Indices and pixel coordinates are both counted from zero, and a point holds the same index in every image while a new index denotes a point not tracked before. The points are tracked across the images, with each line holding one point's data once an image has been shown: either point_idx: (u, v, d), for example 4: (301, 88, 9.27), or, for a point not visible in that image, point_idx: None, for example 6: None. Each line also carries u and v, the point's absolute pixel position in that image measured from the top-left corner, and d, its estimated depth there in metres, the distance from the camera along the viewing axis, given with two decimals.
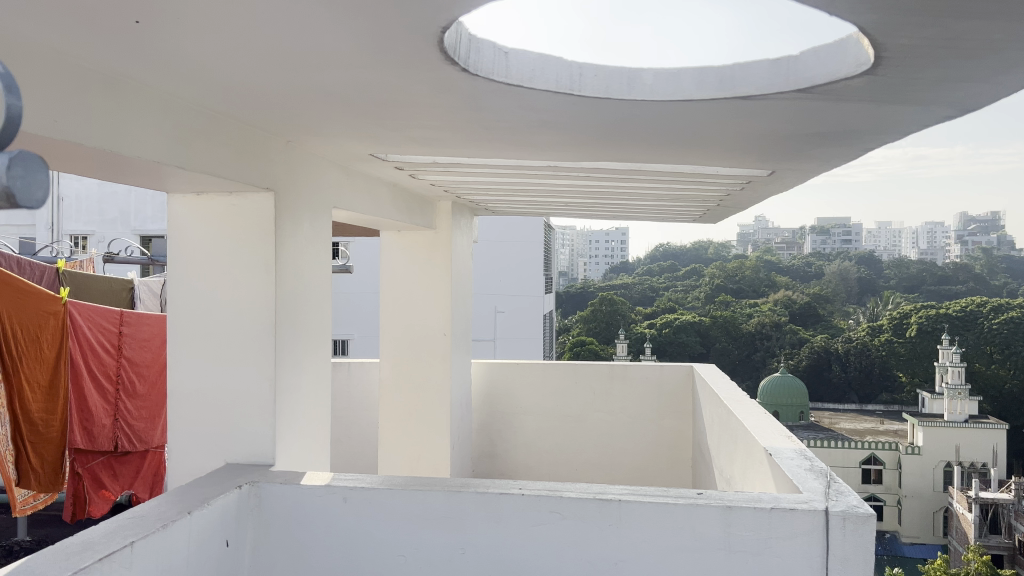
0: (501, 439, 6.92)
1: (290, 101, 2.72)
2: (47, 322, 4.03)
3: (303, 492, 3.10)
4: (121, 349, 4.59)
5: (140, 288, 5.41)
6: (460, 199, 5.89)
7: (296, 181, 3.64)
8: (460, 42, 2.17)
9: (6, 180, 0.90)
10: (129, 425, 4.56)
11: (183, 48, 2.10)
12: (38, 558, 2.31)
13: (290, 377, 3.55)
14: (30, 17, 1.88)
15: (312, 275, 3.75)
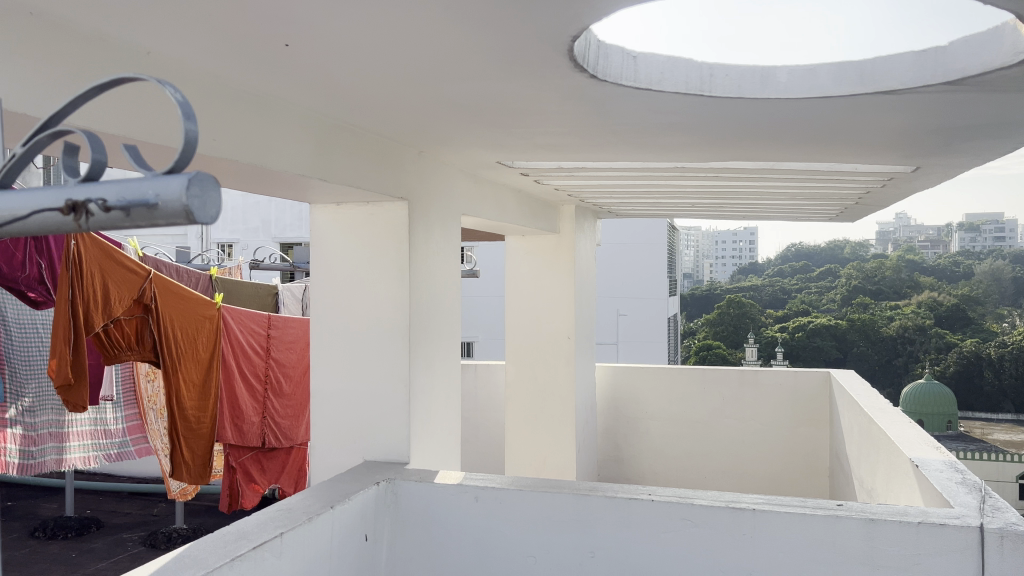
0: (628, 443, 6.87)
1: (424, 114, 2.82)
2: (203, 326, 4.31)
3: (437, 491, 3.19)
4: (269, 351, 4.88)
5: (283, 292, 5.73)
6: (585, 203, 5.89)
7: (429, 190, 3.77)
8: (589, 49, 2.19)
9: (186, 199, 0.99)
10: (276, 423, 4.84)
11: (328, 68, 2.23)
12: (199, 545, 2.48)
13: (424, 379, 3.67)
14: (194, 46, 2.05)
15: (443, 280, 3.87)
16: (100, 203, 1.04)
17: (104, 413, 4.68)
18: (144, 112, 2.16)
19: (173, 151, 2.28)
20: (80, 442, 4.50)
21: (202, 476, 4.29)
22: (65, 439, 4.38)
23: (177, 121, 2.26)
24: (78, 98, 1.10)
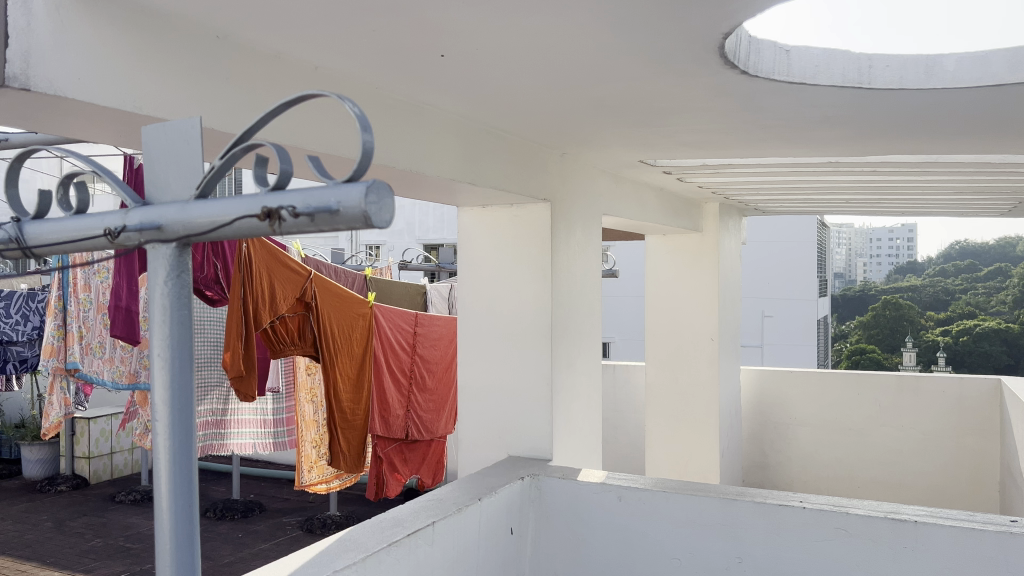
0: (774, 449, 6.64)
1: (570, 116, 2.86)
2: (357, 323, 4.54)
3: (581, 489, 3.21)
4: (415, 348, 5.07)
5: (431, 292, 5.94)
6: (729, 200, 5.77)
7: (571, 191, 3.80)
8: (740, 45, 2.16)
9: (364, 206, 1.10)
10: (420, 417, 5.02)
11: (481, 75, 2.31)
12: (360, 529, 2.64)
13: (566, 377, 3.71)
14: (358, 60, 2.18)
15: (584, 280, 3.90)
16: (290, 210, 1.15)
17: (265, 404, 4.92)
18: (325, 123, 2.29)
19: (350, 161, 2.42)
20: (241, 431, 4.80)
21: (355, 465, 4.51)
22: (226, 426, 4.71)
23: (354, 132, 2.41)
24: (269, 115, 1.22)
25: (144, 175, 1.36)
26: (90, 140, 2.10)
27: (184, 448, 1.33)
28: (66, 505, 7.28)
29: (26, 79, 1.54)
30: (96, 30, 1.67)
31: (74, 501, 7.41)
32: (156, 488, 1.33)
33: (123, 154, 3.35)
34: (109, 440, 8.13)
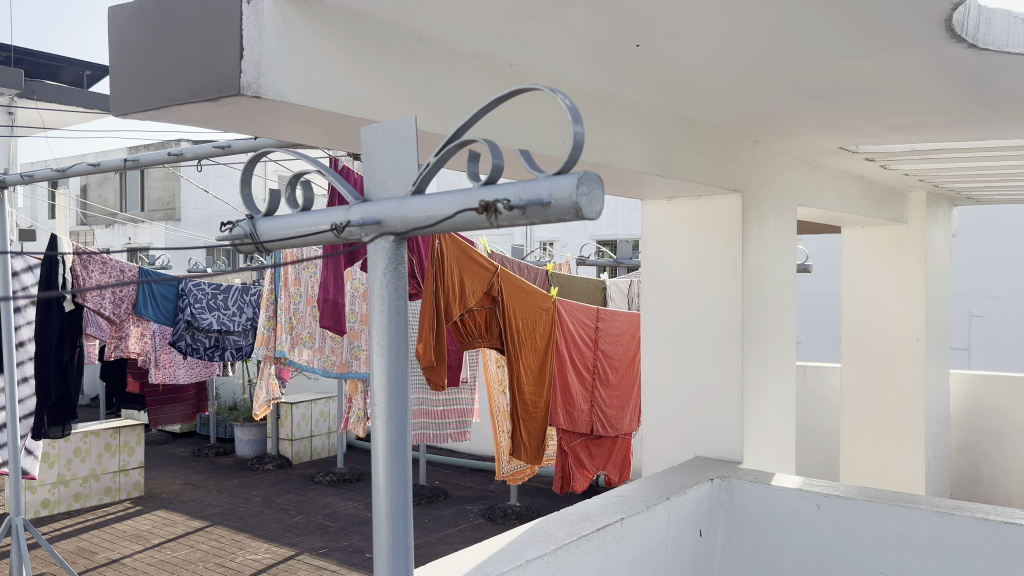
0: (989, 462, 6.04)
1: (766, 102, 2.74)
2: (541, 317, 4.59)
3: (775, 494, 3.07)
4: (598, 343, 5.06)
5: (611, 287, 5.91)
6: (938, 188, 5.32)
7: (763, 181, 3.64)
8: (968, 17, 1.98)
9: (575, 196, 1.10)
10: (604, 413, 5.01)
11: (676, 64, 2.25)
12: (550, 520, 2.67)
13: (758, 377, 3.56)
14: (552, 54, 2.19)
15: (777, 275, 3.72)
16: (504, 203, 1.16)
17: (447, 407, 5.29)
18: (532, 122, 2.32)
19: (559, 159, 2.44)
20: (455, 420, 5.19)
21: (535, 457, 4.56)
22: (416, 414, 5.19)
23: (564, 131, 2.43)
24: (482, 111, 1.25)
25: (364, 174, 1.44)
26: (305, 142, 2.25)
27: (400, 434, 1.40)
28: (272, 483, 7.92)
29: (259, 87, 1.67)
30: (315, 39, 1.78)
31: (280, 479, 8.04)
32: (376, 470, 1.41)
33: (329, 158, 3.55)
34: (310, 424, 8.76)
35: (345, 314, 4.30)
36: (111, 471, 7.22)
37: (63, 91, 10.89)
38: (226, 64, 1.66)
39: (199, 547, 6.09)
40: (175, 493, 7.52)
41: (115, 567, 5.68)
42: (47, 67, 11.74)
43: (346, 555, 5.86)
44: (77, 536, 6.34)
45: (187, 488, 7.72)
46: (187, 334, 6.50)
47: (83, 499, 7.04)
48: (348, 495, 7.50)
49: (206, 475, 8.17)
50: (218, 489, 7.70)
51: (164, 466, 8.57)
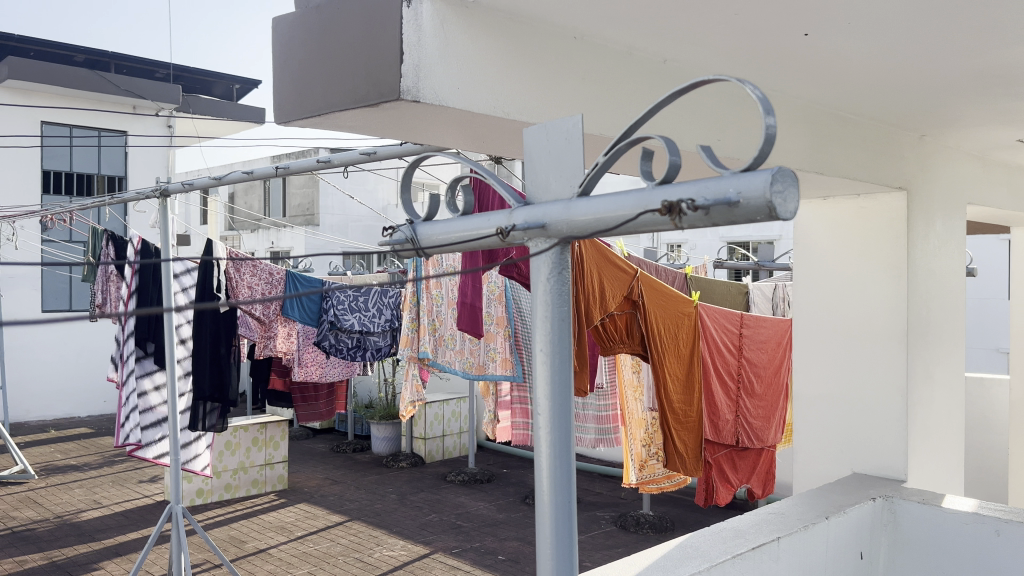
0: None
1: (940, 92, 2.53)
2: (683, 322, 4.45)
3: (946, 517, 2.83)
4: (741, 350, 4.86)
5: (753, 292, 5.67)
6: None
7: (931, 179, 3.38)
8: None
9: (770, 193, 1.02)
10: (748, 424, 4.80)
11: (846, 52, 2.10)
12: (700, 537, 2.55)
13: (924, 390, 3.30)
14: (711, 48, 2.09)
15: (946, 280, 3.45)
16: (688, 203, 1.08)
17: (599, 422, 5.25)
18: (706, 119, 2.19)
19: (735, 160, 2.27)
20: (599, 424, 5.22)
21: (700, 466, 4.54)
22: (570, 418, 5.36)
23: (747, 127, 2.30)
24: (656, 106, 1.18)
25: (526, 177, 1.41)
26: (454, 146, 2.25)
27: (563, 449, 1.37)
28: (406, 480, 8.09)
29: (417, 91, 1.67)
30: (472, 41, 1.76)
31: (413, 477, 8.21)
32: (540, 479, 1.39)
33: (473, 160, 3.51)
34: (442, 424, 8.92)
35: (482, 317, 4.31)
36: (258, 464, 7.58)
37: (215, 104, 11.58)
38: (386, 69, 1.67)
39: (339, 541, 6.28)
40: (316, 487, 7.81)
41: (263, 557, 5.94)
42: (200, 82, 12.54)
43: (479, 556, 5.89)
44: (228, 525, 6.68)
45: (326, 483, 8.01)
46: (330, 334, 6.79)
47: (233, 490, 7.41)
48: (479, 495, 7.56)
49: (344, 471, 8.45)
50: (355, 485, 7.95)
51: (305, 460, 8.93)
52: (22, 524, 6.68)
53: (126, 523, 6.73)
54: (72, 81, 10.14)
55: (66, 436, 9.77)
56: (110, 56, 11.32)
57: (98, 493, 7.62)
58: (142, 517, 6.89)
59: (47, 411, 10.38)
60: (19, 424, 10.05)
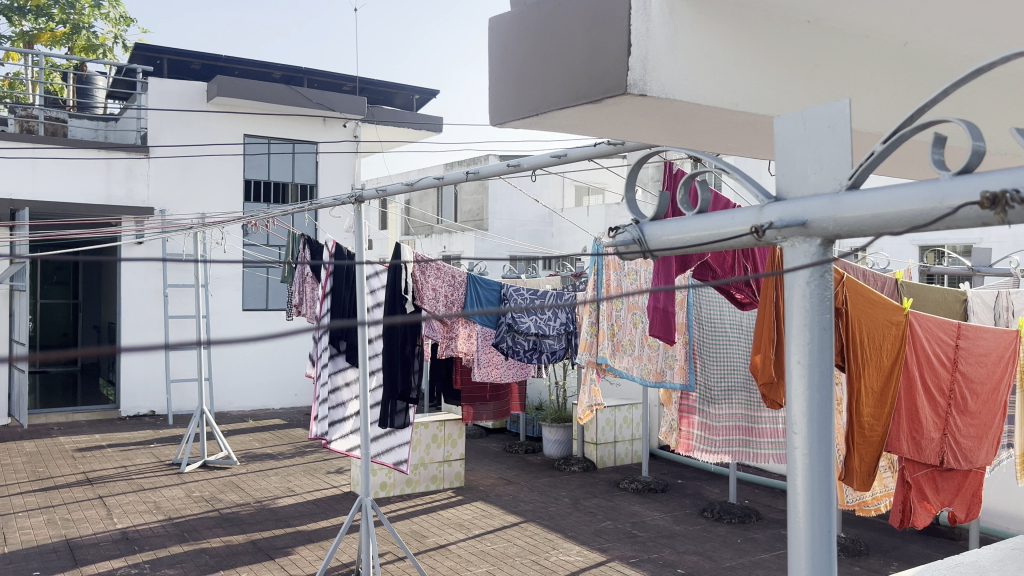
0: None
1: None
2: (889, 332, 4.10)
3: None
4: (956, 363, 4.42)
5: (974, 300, 5.14)
6: None
7: None
8: None
9: None
10: (956, 443, 4.35)
11: None
12: None
13: None
14: (961, 20, 1.93)
15: None
16: (1012, 196, 1.31)
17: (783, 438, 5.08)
18: (985, 113, 2.41)
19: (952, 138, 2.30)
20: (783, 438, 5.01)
21: (867, 485, 3.89)
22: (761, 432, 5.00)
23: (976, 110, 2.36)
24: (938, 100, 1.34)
25: (791, 166, 1.78)
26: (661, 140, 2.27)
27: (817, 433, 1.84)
28: (580, 485, 8.04)
29: (645, 84, 1.62)
30: (697, 35, 1.72)
31: (587, 482, 8.16)
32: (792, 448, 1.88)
33: (666, 160, 3.44)
34: (614, 430, 8.79)
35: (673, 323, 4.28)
36: (437, 460, 7.78)
37: (398, 114, 12.10)
38: (612, 63, 1.64)
39: (516, 542, 6.33)
40: (492, 487, 7.93)
41: (443, 552, 6.08)
42: (383, 94, 13.16)
43: (658, 567, 5.74)
44: (410, 518, 6.91)
45: (501, 482, 8.11)
46: (508, 336, 6.86)
47: (413, 485, 7.66)
48: (655, 505, 7.38)
49: (518, 472, 8.53)
50: (529, 486, 8.00)
51: (480, 460, 9.10)
52: (228, 507, 7.23)
53: (317, 511, 7.13)
54: (271, 96, 10.90)
55: (262, 426, 10.50)
56: (304, 72, 12.12)
57: (292, 482, 8.13)
58: (331, 506, 7.28)
59: (247, 402, 11.23)
60: (223, 414, 10.92)
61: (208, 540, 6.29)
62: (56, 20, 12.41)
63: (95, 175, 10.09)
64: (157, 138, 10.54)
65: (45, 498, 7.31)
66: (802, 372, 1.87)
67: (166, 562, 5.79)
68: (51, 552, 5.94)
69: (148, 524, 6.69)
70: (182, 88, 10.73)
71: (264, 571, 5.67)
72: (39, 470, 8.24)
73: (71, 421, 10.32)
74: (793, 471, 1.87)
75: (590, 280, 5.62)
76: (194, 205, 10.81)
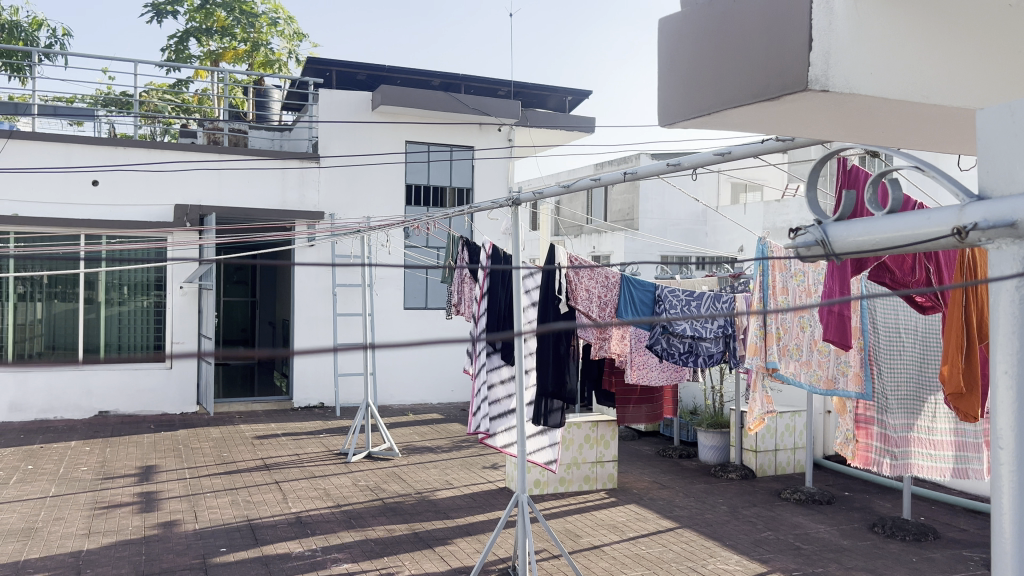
0: None
1: None
2: None
3: None
4: None
5: None
6: None
7: None
8: None
9: None
10: None
11: None
12: None
13: None
14: None
15: None
16: None
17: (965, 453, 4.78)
18: None
19: None
20: (951, 452, 4.80)
21: None
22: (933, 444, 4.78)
23: None
24: None
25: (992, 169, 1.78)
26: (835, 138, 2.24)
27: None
28: (738, 493, 7.80)
29: (826, 80, 1.65)
30: (880, 30, 1.74)
31: (745, 490, 7.91)
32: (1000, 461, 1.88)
33: (841, 155, 3.32)
34: (775, 437, 8.45)
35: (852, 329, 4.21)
36: (591, 460, 7.78)
37: (551, 116, 12.19)
38: (793, 60, 1.67)
39: (672, 547, 6.23)
40: (646, 490, 7.85)
41: (597, 553, 6.08)
42: (537, 96, 13.31)
43: None
44: (564, 517, 6.96)
45: (656, 486, 8.01)
46: (663, 338, 6.81)
47: (567, 483, 7.71)
48: (819, 517, 7.04)
49: (673, 476, 8.39)
50: (684, 491, 7.85)
51: (633, 462, 9.03)
52: (390, 497, 7.57)
53: (475, 505, 7.33)
54: (432, 103, 11.26)
55: (421, 420, 10.91)
56: (461, 78, 12.47)
57: (450, 475, 8.39)
58: (487, 501, 7.45)
59: (406, 397, 11.70)
60: (385, 407, 11.44)
61: (373, 528, 6.61)
62: (239, 39, 13.44)
63: (272, 182, 10.85)
64: (326, 147, 11.18)
65: (229, 481, 7.94)
66: (1011, 382, 1.86)
67: (336, 546, 6.14)
68: (235, 531, 6.45)
69: (319, 509, 7.12)
70: (350, 99, 11.30)
71: (425, 560, 5.89)
72: (223, 454, 8.96)
73: (251, 410, 11.14)
74: (997, 488, 1.88)
75: (755, 284, 5.49)
76: (360, 209, 11.37)
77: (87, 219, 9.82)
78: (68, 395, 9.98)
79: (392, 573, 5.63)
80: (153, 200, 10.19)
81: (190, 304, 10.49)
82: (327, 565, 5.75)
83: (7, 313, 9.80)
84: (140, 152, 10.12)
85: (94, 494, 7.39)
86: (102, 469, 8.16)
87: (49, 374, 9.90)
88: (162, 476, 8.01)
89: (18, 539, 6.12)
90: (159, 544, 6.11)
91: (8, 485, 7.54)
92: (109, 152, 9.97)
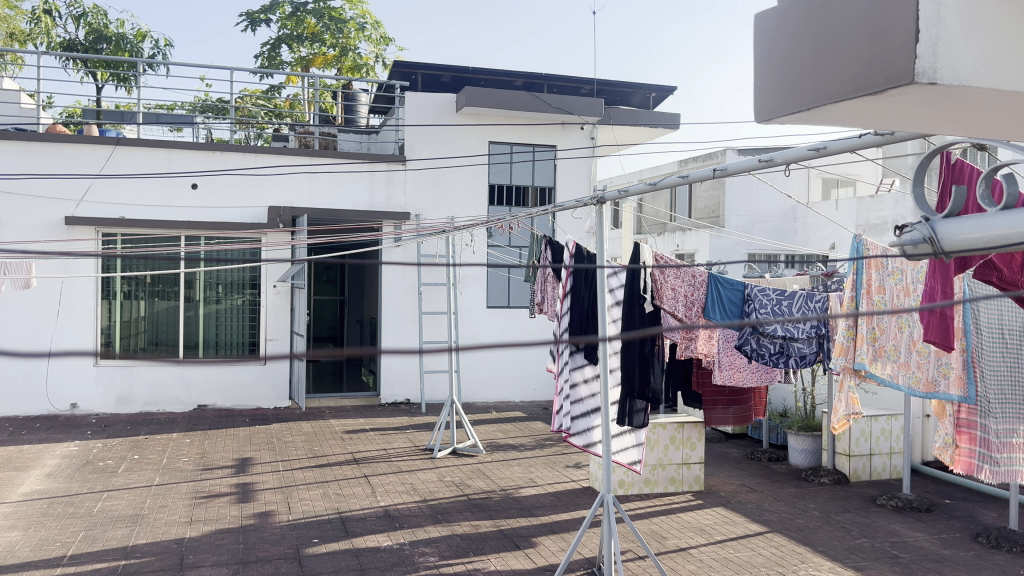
0: None
1: None
2: None
3: None
4: None
5: None
6: None
7: None
8: None
9: None
10: None
11: None
12: None
13: None
14: None
15: None
16: None
17: None
18: None
19: None
20: None
21: None
22: None
23: None
24: None
25: None
26: (935, 137, 2.17)
27: None
28: (830, 498, 7.57)
29: (934, 72, 1.60)
30: (988, 20, 1.68)
31: (838, 495, 7.67)
32: None
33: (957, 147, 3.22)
34: (870, 441, 8.16)
35: (955, 330, 4.04)
36: (676, 462, 7.69)
37: (635, 113, 12.07)
38: (897, 53, 1.62)
39: (761, 552, 6.10)
40: (733, 493, 7.70)
41: (684, 556, 6.01)
42: (621, 94, 13.22)
43: None
44: (650, 518, 6.89)
45: (744, 489, 7.86)
46: (752, 338, 6.61)
47: (652, 485, 7.63)
48: (918, 525, 6.77)
49: (761, 480, 8.20)
50: (774, 496, 7.66)
51: (720, 464, 8.87)
52: (476, 493, 7.66)
53: (559, 503, 7.34)
54: (516, 103, 11.31)
55: (505, 418, 10.99)
56: (544, 78, 12.50)
57: (534, 473, 8.43)
58: (572, 500, 7.46)
59: (490, 395, 11.81)
60: (469, 405, 11.58)
61: (459, 524, 6.71)
62: (328, 45, 13.82)
63: (360, 184, 11.12)
64: (412, 149, 11.37)
65: (320, 474, 8.18)
66: None
67: (423, 541, 6.26)
68: (326, 523, 6.65)
69: (406, 503, 7.27)
70: (435, 101, 11.46)
71: (510, 557, 5.95)
72: (314, 448, 9.24)
73: (340, 405, 11.45)
74: None
75: (849, 282, 5.31)
76: (444, 209, 11.53)
77: (187, 221, 10.28)
78: (170, 388, 10.47)
79: (478, 569, 5.70)
80: (249, 203, 10.60)
81: (282, 302, 10.85)
82: (415, 559, 5.87)
83: (114, 310, 10.36)
84: (236, 156, 10.53)
85: (195, 484, 7.73)
86: (201, 460, 8.53)
87: (153, 368, 10.41)
88: (257, 468, 8.31)
89: (126, 525, 6.46)
90: (255, 533, 6.36)
91: (116, 473, 7.97)
92: (207, 157, 10.40)
